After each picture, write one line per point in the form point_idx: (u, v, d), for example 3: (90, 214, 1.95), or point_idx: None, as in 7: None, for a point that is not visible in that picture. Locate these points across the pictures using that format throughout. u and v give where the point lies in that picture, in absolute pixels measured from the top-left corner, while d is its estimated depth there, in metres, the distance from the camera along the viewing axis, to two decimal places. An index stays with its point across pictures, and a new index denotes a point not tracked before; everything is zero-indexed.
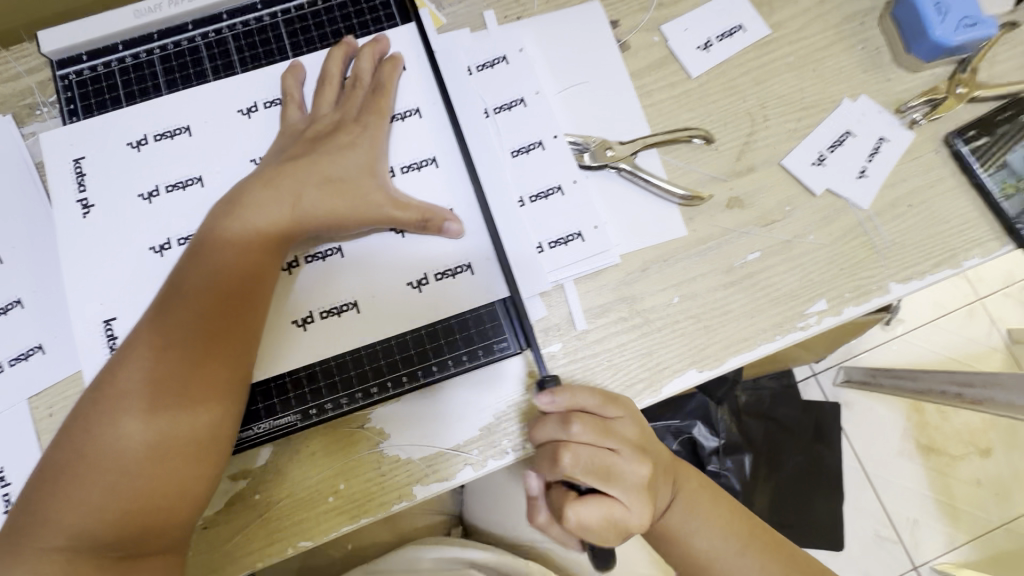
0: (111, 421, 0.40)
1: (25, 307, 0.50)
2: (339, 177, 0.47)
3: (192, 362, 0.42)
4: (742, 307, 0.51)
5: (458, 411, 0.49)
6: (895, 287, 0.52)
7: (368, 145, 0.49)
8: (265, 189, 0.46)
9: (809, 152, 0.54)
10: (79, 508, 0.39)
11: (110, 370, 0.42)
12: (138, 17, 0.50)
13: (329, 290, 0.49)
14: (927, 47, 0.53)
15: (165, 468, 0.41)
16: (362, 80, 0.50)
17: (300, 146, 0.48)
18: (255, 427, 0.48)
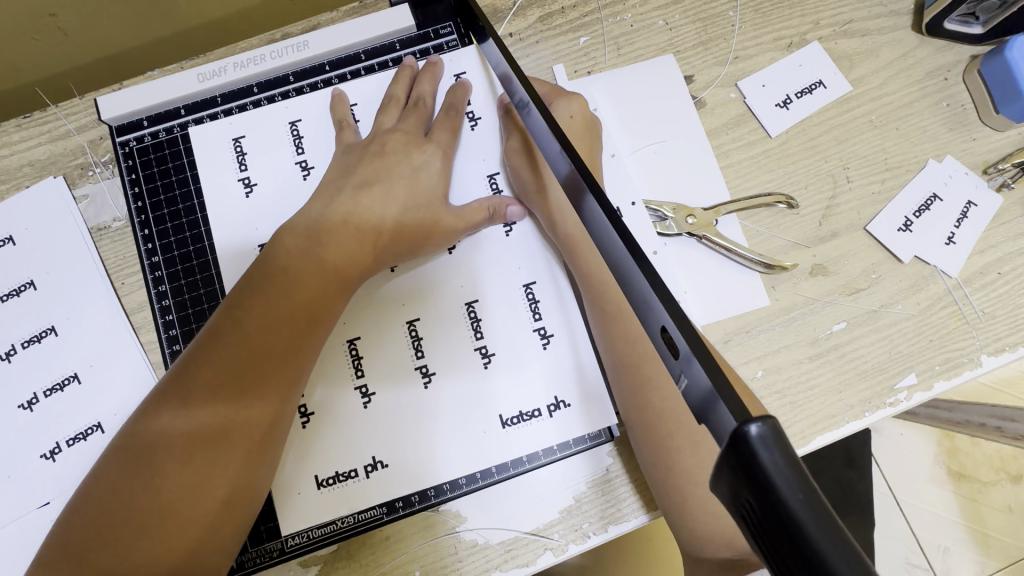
0: (149, 468, 0.37)
1: (82, 383, 0.48)
2: (412, 210, 0.45)
3: (230, 413, 0.39)
4: (829, 381, 0.49)
5: (561, 424, 0.47)
6: (986, 360, 0.50)
7: (438, 170, 0.46)
8: (340, 223, 0.43)
9: (895, 217, 0.52)
10: (101, 560, 0.36)
11: (144, 419, 0.39)
12: (202, 81, 0.47)
13: (432, 323, 0.47)
14: (1017, 107, 0.51)
15: (193, 531, 0.37)
16: (425, 102, 0.47)
17: (367, 165, 0.45)
18: (307, 532, 0.46)
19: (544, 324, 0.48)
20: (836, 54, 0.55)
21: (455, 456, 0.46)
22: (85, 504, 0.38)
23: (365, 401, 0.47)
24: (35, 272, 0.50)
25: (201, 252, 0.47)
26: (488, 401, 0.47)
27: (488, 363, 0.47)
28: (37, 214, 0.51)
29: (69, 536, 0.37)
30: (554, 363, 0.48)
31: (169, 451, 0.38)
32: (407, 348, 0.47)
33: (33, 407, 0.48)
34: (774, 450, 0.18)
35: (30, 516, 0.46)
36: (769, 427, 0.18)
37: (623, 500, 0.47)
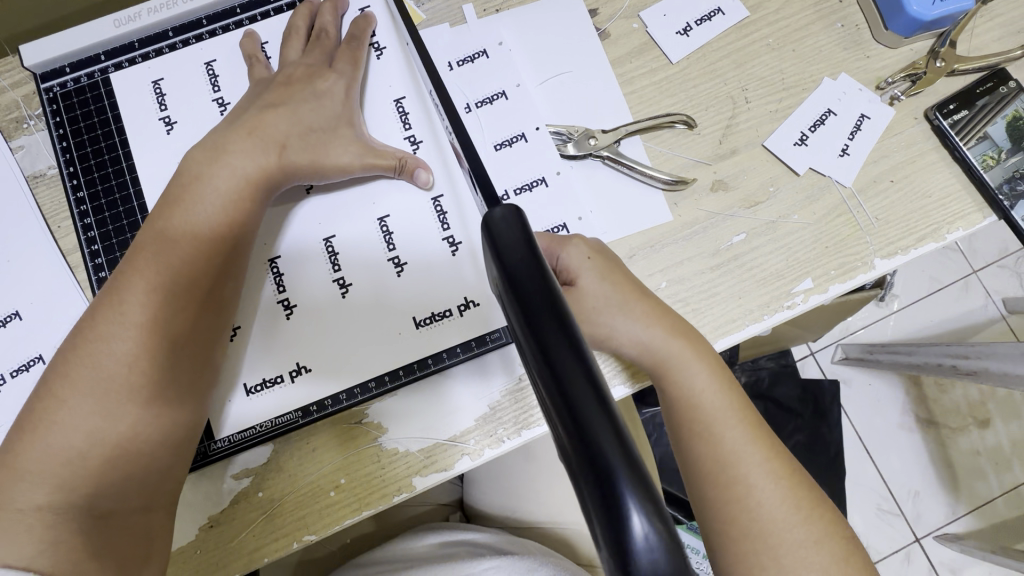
0: (92, 387, 0.40)
1: (23, 319, 0.51)
2: (315, 126, 0.47)
3: (165, 331, 0.41)
4: (729, 289, 0.52)
5: (472, 325, 0.50)
6: (879, 263, 0.52)
7: (344, 94, 0.49)
8: (245, 138, 0.45)
9: (791, 133, 0.54)
10: (54, 471, 0.38)
11: (78, 344, 0.41)
12: (118, 27, 0.50)
13: (346, 238, 0.50)
14: (903, 22, 0.54)
15: (145, 436, 0.41)
16: (327, 35, 0.50)
17: (274, 92, 0.47)
18: (229, 437, 0.49)
19: (453, 233, 0.51)
20: None
21: (371, 360, 0.50)
22: (25, 428, 0.40)
23: (288, 314, 0.50)
24: None
25: (122, 186, 0.49)
26: (401, 309, 0.50)
27: (401, 273, 0.50)
28: None
29: (13, 458, 0.39)
30: (461, 271, 0.50)
31: (108, 369, 0.40)
32: (324, 263, 0.50)
33: None
34: (510, 225, 0.24)
35: None
36: (508, 211, 0.25)
37: (534, 407, 0.50)
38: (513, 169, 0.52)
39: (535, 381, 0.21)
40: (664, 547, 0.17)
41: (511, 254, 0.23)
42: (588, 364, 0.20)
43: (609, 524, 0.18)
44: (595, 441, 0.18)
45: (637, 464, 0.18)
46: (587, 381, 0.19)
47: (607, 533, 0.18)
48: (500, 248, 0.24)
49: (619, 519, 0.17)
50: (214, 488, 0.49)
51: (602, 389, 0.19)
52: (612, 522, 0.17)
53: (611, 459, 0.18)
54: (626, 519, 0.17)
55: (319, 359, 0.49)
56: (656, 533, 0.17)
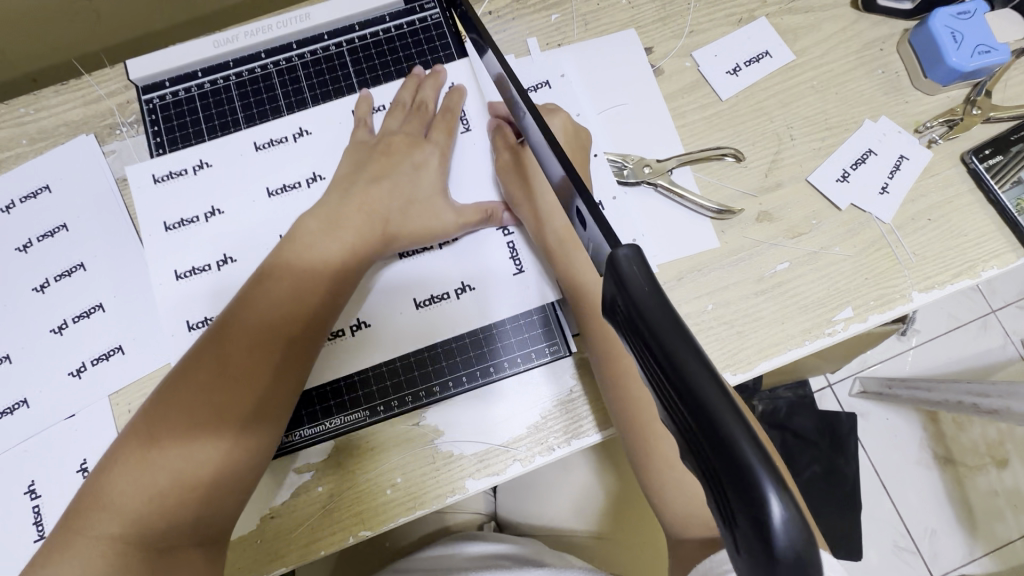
0: (177, 418, 0.42)
1: (106, 311, 0.54)
2: (415, 198, 0.51)
3: (261, 390, 0.44)
4: (773, 314, 0.54)
5: (532, 336, 0.54)
6: (917, 296, 0.55)
7: (436, 163, 0.53)
8: (354, 211, 0.49)
9: (834, 169, 0.57)
10: (134, 504, 0.40)
11: (172, 386, 0.43)
12: (217, 46, 0.54)
13: (426, 279, 0.54)
14: (942, 72, 0.57)
15: (220, 476, 0.42)
16: (428, 106, 0.54)
17: (376, 162, 0.51)
18: (301, 431, 0.52)
19: (517, 254, 0.54)
20: (782, 28, 0.61)
21: (438, 369, 0.53)
22: (116, 462, 0.42)
23: (354, 329, 0.53)
24: (68, 216, 0.57)
25: (216, 217, 0.52)
26: (468, 318, 0.53)
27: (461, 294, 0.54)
28: (72, 167, 0.58)
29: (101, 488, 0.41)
30: (525, 292, 0.54)
31: (195, 411, 0.42)
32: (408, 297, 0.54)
33: (63, 332, 0.54)
34: (635, 267, 0.24)
35: (60, 425, 0.53)
36: (634, 250, 0.24)
37: (585, 417, 0.52)
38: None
39: (675, 410, 0.22)
40: (799, 530, 0.18)
41: (639, 289, 0.23)
42: (711, 367, 0.21)
43: (754, 520, 0.19)
44: (738, 452, 0.19)
45: (778, 469, 0.19)
46: (726, 399, 0.20)
47: (747, 513, 0.19)
48: (626, 288, 0.23)
49: (757, 508, 0.19)
50: (276, 480, 0.51)
51: (739, 409, 0.20)
52: (758, 520, 0.19)
53: (753, 463, 0.19)
54: (765, 508, 0.18)
55: (388, 380, 0.53)
56: (795, 525, 0.18)
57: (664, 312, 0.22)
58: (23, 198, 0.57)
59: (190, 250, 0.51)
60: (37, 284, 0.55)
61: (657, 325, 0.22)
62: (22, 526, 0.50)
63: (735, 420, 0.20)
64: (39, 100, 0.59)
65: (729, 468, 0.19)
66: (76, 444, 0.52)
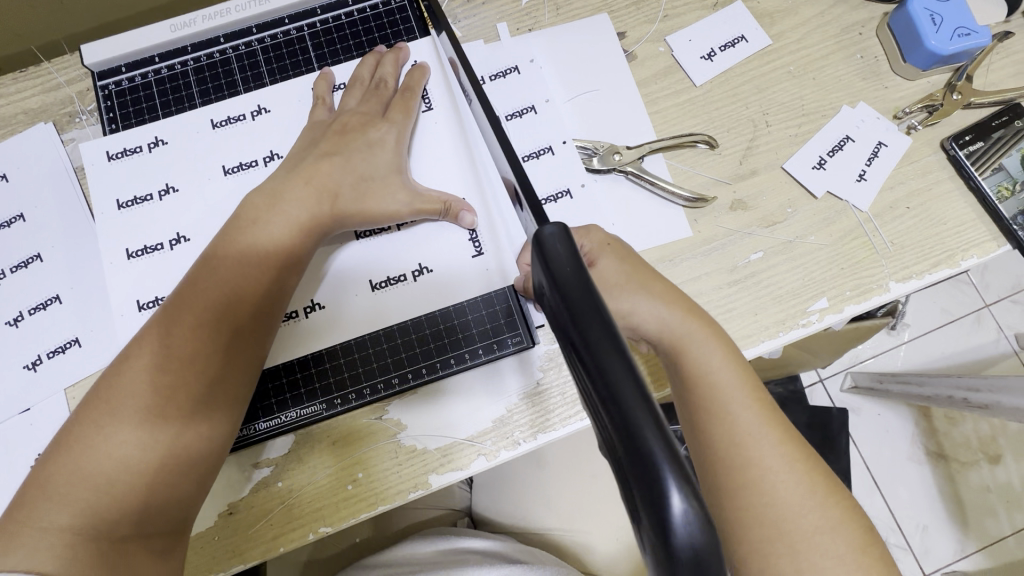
0: (125, 405, 0.41)
1: (63, 303, 0.53)
2: (369, 176, 0.49)
3: (211, 374, 0.43)
4: (746, 304, 0.53)
5: (495, 325, 0.52)
6: (894, 286, 0.53)
7: (392, 143, 0.51)
8: (300, 186, 0.48)
9: (810, 157, 0.56)
10: (82, 494, 0.40)
11: (119, 373, 0.42)
12: (174, 31, 0.53)
13: (385, 262, 0.52)
14: (921, 56, 0.55)
15: (174, 464, 0.42)
16: (387, 84, 0.52)
17: (329, 140, 0.50)
18: (255, 425, 0.50)
19: (478, 238, 0.52)
20: (758, 12, 0.59)
21: (399, 358, 0.51)
22: (63, 453, 0.41)
23: (309, 312, 0.51)
24: (24, 206, 0.55)
25: (169, 195, 0.51)
26: (427, 303, 0.52)
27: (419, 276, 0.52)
28: (29, 156, 0.56)
29: (49, 477, 0.40)
30: (485, 276, 0.52)
31: (146, 399, 0.41)
32: (365, 279, 0.52)
33: (18, 324, 0.53)
34: (560, 245, 0.26)
35: (15, 419, 0.51)
36: (559, 230, 0.26)
37: (552, 411, 0.51)
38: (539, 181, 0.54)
39: (588, 394, 0.23)
40: (700, 525, 0.19)
41: (561, 268, 0.25)
42: (624, 352, 0.22)
43: (653, 509, 0.20)
44: (642, 438, 0.20)
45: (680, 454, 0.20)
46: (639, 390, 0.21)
47: (647, 501, 0.20)
48: (551, 267, 0.25)
49: (659, 496, 0.20)
50: (234, 475, 0.50)
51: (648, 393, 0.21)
52: (656, 508, 0.20)
53: (656, 455, 0.20)
54: (663, 493, 0.20)
55: (345, 371, 0.51)
56: (693, 513, 0.20)
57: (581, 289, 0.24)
58: None
59: (142, 229, 0.50)
60: None
61: (575, 304, 0.24)
62: None
63: (636, 397, 0.21)
64: None
65: (633, 455, 0.20)
66: (31, 439, 0.51)
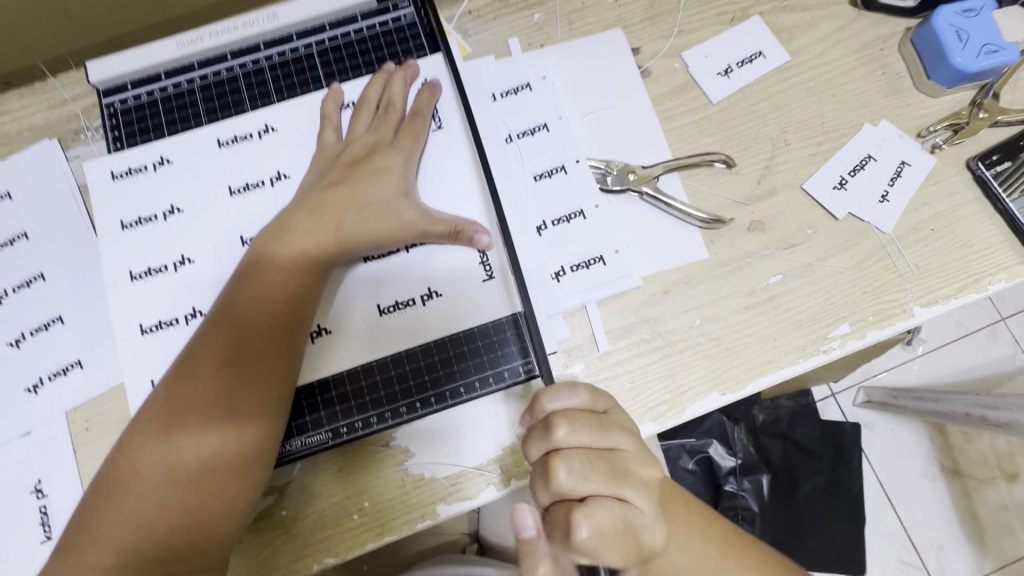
0: (157, 446, 0.42)
1: (65, 324, 0.52)
2: (374, 202, 0.48)
3: (233, 401, 0.43)
4: (764, 329, 0.51)
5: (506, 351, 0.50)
6: (919, 311, 0.52)
7: (400, 168, 0.49)
8: (306, 215, 0.47)
9: (830, 176, 0.54)
10: (122, 529, 0.41)
11: (150, 409, 0.44)
12: (181, 48, 0.52)
13: (393, 287, 0.51)
14: (946, 73, 0.53)
15: (202, 494, 0.42)
16: (396, 107, 0.51)
17: (337, 169, 0.49)
18: None
19: (488, 262, 0.51)
20: (776, 27, 0.58)
21: (406, 386, 0.50)
22: (104, 491, 0.42)
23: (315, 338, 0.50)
24: (27, 224, 0.55)
25: (174, 215, 0.50)
26: (435, 329, 0.50)
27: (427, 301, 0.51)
28: (34, 173, 0.56)
29: (92, 514, 0.42)
30: (495, 300, 0.51)
31: (180, 436, 0.42)
32: (372, 304, 0.51)
33: (20, 345, 0.52)
34: None
35: (15, 442, 0.50)
36: None
37: None
38: (552, 201, 0.53)
39: None
40: None
41: None
42: None
43: None
44: None
45: None
46: None
47: None
48: None
49: None
50: None
51: None
52: None
53: None
54: None
55: (352, 400, 0.50)
56: None
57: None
58: None
59: (146, 249, 0.49)
60: None
61: None
62: None
63: None
64: (4, 103, 0.57)
65: None
66: (31, 463, 0.50)
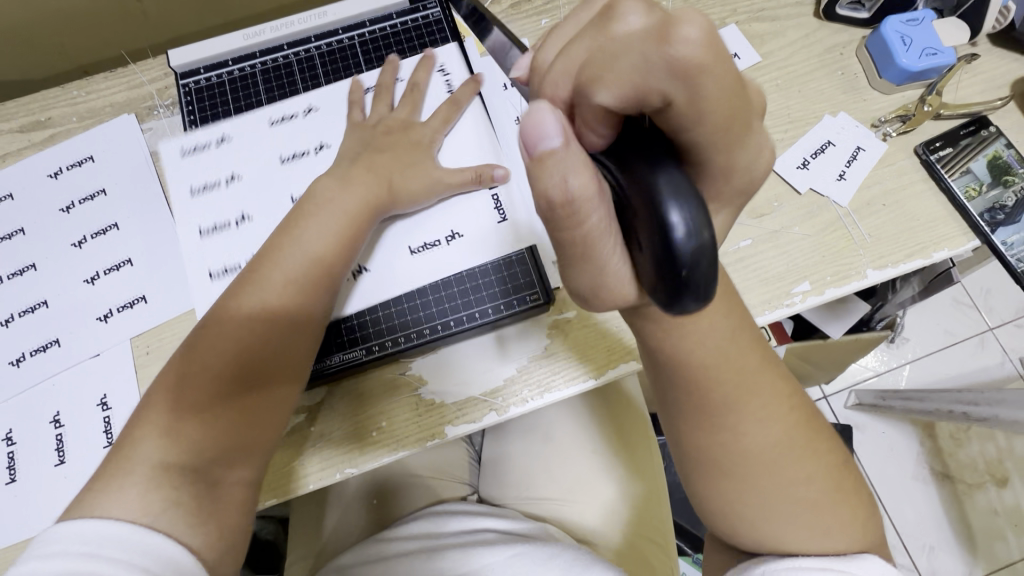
0: (223, 359, 0.46)
1: (134, 265, 0.61)
2: (415, 161, 0.56)
3: (287, 336, 0.49)
4: (735, 285, 0.59)
5: (518, 285, 0.58)
6: (871, 273, 0.59)
7: (428, 133, 0.59)
8: (364, 171, 0.54)
9: (795, 158, 0.62)
10: (181, 433, 0.44)
11: (212, 329, 0.48)
12: (247, 40, 0.63)
13: (422, 230, 0.59)
14: (894, 72, 0.62)
15: (250, 415, 0.47)
16: (418, 86, 0.60)
17: (376, 135, 0.57)
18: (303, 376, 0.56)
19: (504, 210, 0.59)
20: (750, 34, 0.67)
21: (432, 312, 0.58)
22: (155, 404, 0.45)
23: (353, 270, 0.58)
24: (106, 183, 0.64)
25: (236, 180, 0.59)
26: (456, 265, 0.58)
27: (452, 241, 0.59)
28: (114, 141, 0.66)
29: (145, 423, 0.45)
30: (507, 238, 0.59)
31: (227, 370, 0.46)
32: (401, 244, 0.59)
33: (94, 283, 0.61)
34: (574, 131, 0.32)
35: (86, 363, 0.59)
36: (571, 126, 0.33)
37: (558, 372, 0.57)
38: None
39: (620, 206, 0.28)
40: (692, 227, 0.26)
41: None
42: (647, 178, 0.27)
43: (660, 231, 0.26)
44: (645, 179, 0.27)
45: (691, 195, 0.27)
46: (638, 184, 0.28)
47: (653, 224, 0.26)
48: None
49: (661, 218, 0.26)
50: None
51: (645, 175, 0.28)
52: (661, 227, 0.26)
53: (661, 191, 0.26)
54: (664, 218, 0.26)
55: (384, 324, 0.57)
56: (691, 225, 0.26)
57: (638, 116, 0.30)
58: (69, 166, 0.65)
59: (212, 208, 0.58)
60: (75, 240, 0.62)
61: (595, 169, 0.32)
62: (44, 451, 0.56)
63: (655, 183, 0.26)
64: (90, 84, 0.68)
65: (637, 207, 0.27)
66: (98, 382, 0.58)
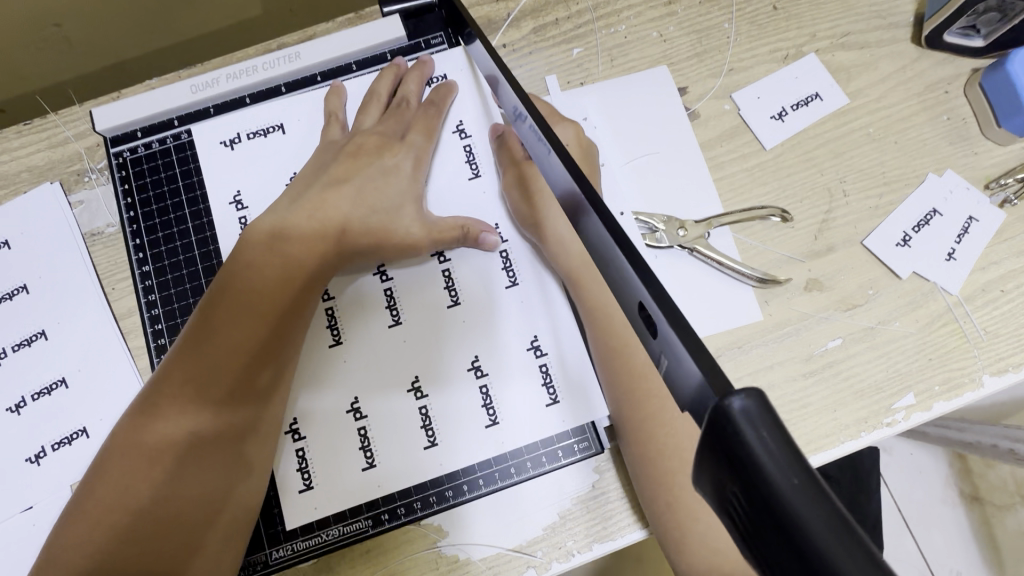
0: (165, 417, 0.40)
1: (70, 387, 0.49)
2: (386, 207, 0.48)
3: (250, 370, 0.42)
4: (825, 399, 0.48)
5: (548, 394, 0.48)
6: (988, 380, 0.48)
7: (413, 170, 0.49)
8: (308, 217, 0.46)
9: (893, 233, 0.50)
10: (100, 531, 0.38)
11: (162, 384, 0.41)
12: (194, 92, 0.51)
13: (418, 306, 0.49)
14: (1018, 123, 0.50)
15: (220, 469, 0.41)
16: (410, 102, 0.51)
17: (343, 165, 0.48)
18: (291, 544, 0.46)
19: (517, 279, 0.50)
20: (833, 66, 0.54)
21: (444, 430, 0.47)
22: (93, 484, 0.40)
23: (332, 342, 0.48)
24: (28, 276, 0.50)
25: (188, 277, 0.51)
26: (461, 364, 0.48)
27: (452, 306, 0.49)
28: (33, 219, 0.51)
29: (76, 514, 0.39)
30: (527, 323, 0.49)
31: (177, 404, 0.40)
32: (384, 314, 0.49)
33: (20, 411, 0.48)
34: (759, 428, 0.18)
35: (14, 519, 0.46)
36: (754, 402, 0.18)
37: (611, 518, 0.46)
38: None
39: None
40: None
41: (778, 472, 0.17)
42: None
43: None
44: None
45: None
46: None
47: None
48: (756, 465, 0.17)
49: None
50: None
51: None
52: None
53: None
54: None
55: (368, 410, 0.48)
56: None
57: (832, 532, 0.16)
58: None
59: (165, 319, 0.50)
60: None
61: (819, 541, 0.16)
62: None
63: None
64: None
65: None
66: (30, 543, 0.46)
